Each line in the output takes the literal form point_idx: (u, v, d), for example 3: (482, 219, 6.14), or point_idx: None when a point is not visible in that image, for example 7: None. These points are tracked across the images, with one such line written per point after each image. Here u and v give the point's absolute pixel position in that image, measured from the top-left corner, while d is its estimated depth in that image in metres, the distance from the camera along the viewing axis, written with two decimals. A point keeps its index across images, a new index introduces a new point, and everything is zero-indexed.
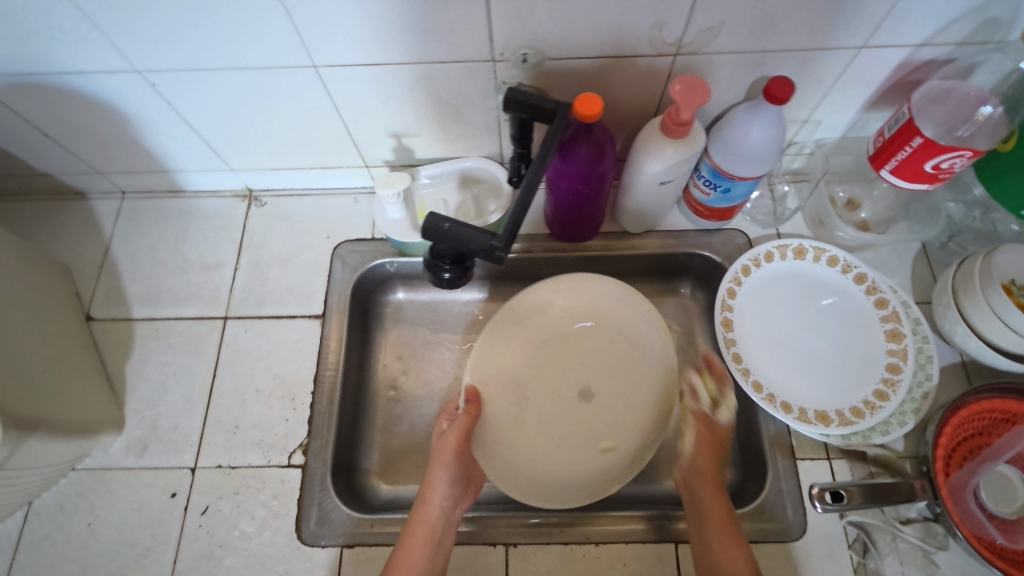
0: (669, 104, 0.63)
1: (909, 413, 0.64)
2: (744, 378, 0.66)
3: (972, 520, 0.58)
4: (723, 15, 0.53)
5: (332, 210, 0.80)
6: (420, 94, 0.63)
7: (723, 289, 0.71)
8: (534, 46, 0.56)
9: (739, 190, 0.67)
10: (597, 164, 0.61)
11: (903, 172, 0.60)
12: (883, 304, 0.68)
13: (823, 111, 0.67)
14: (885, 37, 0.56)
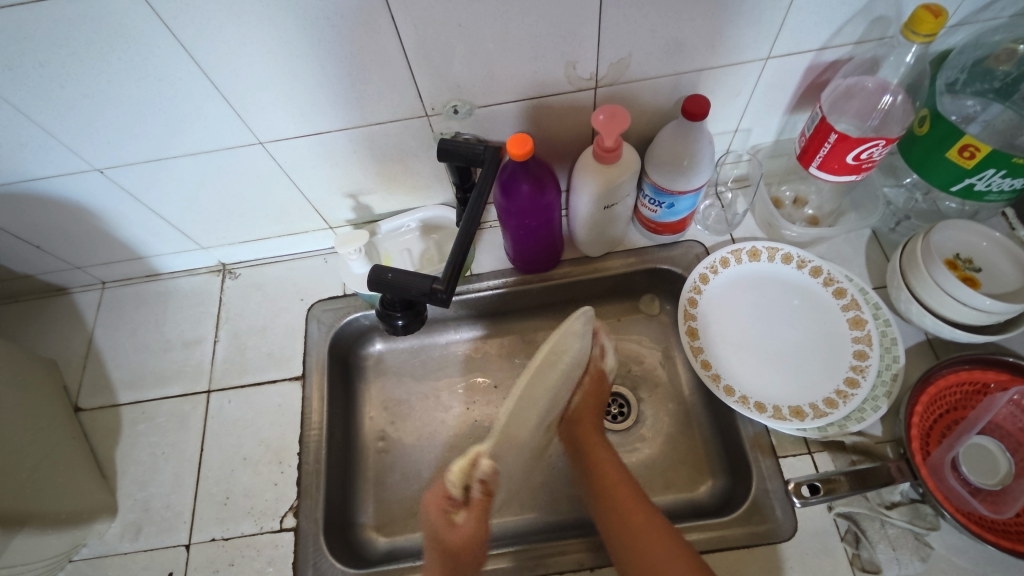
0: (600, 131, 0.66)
1: (881, 396, 0.64)
2: (715, 385, 0.67)
3: (961, 496, 0.58)
4: (628, 47, 0.57)
5: (304, 274, 0.83)
6: (366, 154, 0.67)
7: (683, 298, 0.72)
8: (462, 98, 0.60)
9: (682, 205, 0.70)
10: (540, 198, 0.64)
11: (828, 167, 0.62)
12: (842, 293, 0.70)
13: (749, 120, 0.70)
14: (786, 46, 0.59)
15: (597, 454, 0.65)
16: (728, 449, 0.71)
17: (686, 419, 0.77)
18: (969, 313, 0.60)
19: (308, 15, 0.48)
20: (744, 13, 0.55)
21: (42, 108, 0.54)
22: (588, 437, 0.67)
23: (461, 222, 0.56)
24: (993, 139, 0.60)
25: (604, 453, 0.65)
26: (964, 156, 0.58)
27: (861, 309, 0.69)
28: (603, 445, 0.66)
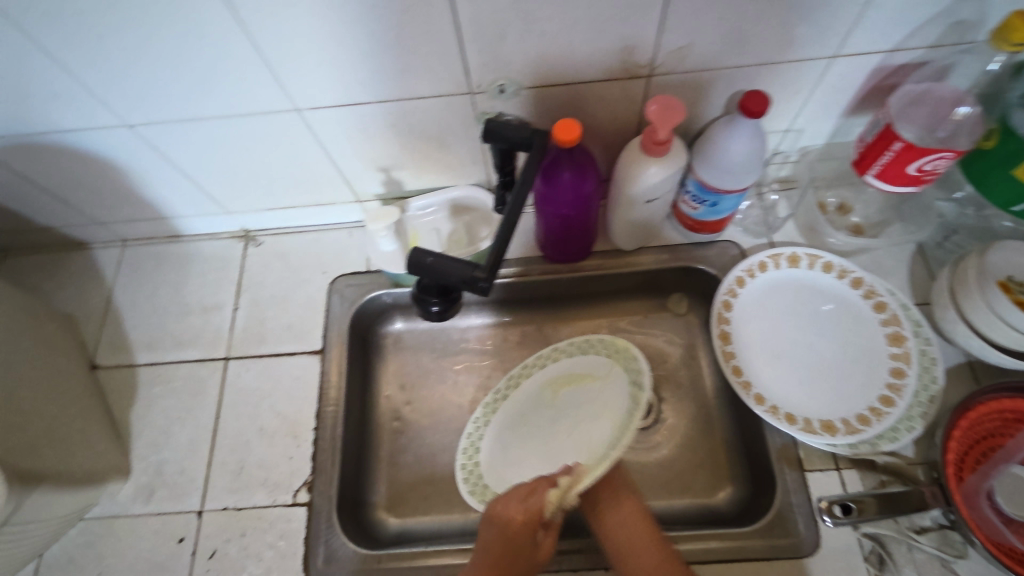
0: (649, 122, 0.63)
1: (917, 417, 0.62)
2: (745, 393, 0.65)
3: (994, 526, 0.56)
4: (691, 34, 0.54)
5: (328, 246, 0.81)
6: (404, 128, 0.65)
7: (718, 301, 0.70)
8: (510, 76, 0.58)
9: (726, 205, 0.67)
10: (581, 187, 0.62)
11: (887, 176, 0.59)
12: (882, 308, 0.68)
13: (804, 120, 0.67)
14: (856, 44, 0.56)
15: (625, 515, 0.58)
16: (750, 458, 0.70)
17: (707, 423, 0.75)
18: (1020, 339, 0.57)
19: None
20: (819, 6, 0.51)
21: (75, 57, 0.52)
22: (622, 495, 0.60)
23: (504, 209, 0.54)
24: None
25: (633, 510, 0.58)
26: None
27: (902, 326, 0.67)
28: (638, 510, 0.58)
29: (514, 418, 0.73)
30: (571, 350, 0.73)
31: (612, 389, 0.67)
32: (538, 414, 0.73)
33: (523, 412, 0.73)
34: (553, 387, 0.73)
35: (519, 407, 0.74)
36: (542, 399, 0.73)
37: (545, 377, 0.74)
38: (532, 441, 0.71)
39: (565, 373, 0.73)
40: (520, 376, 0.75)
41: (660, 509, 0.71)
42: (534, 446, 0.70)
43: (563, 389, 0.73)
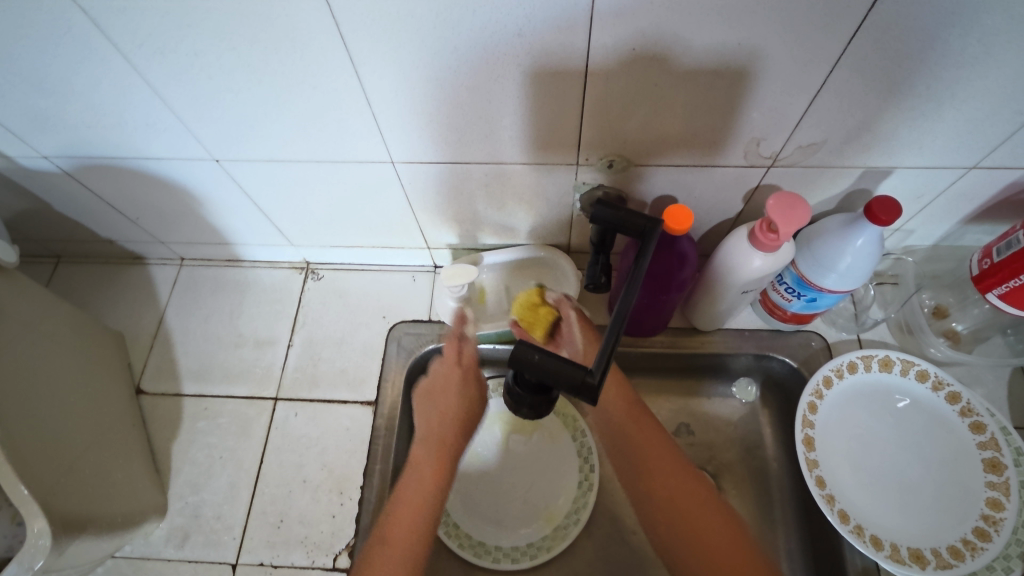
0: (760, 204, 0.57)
1: (1016, 558, 0.56)
2: (829, 507, 0.61)
3: None
4: (825, 132, 0.51)
5: (390, 290, 0.78)
6: (495, 189, 0.62)
7: (804, 403, 0.66)
8: (622, 153, 0.55)
9: (825, 301, 0.63)
10: (677, 272, 0.59)
11: (1013, 299, 0.55)
12: (980, 428, 0.62)
13: (916, 222, 0.63)
14: (999, 159, 0.52)
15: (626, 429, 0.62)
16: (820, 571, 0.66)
17: (773, 524, 0.70)
18: None
19: (496, 48, 0.43)
20: (967, 123, 0.49)
21: (181, 96, 0.50)
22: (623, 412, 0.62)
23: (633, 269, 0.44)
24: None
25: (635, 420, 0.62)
26: None
27: (1001, 451, 0.61)
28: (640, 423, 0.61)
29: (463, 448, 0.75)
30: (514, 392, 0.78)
31: (562, 454, 0.75)
32: (485, 448, 0.75)
33: (467, 444, 0.75)
34: (502, 425, 0.77)
35: (465, 436, 0.75)
36: (487, 434, 0.76)
37: (486, 411, 0.77)
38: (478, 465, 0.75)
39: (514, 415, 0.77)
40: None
41: None
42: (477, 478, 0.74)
43: (511, 429, 0.77)
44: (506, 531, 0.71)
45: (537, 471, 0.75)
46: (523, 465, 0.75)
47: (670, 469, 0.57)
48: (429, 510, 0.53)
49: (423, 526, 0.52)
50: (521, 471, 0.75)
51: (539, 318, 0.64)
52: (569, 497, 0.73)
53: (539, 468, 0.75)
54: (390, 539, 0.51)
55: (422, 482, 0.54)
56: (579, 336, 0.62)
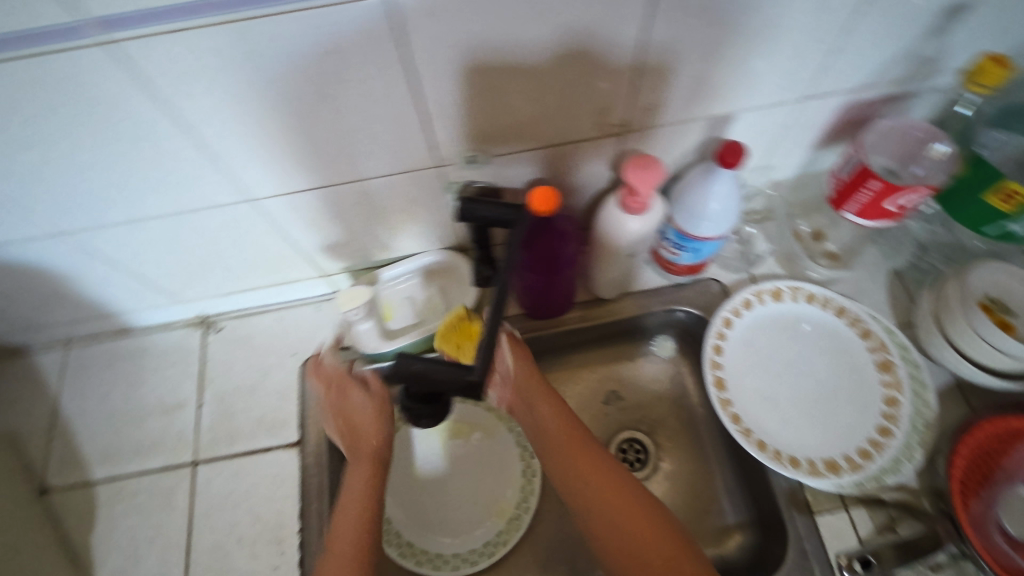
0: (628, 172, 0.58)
1: (916, 445, 0.62)
2: (746, 440, 0.64)
3: (1009, 555, 0.56)
4: (661, 92, 0.52)
5: (295, 325, 0.76)
6: (367, 205, 0.61)
7: (708, 347, 0.69)
8: (479, 148, 0.55)
9: (706, 249, 0.66)
10: (561, 250, 0.60)
11: (865, 213, 0.59)
12: (869, 334, 0.68)
13: (773, 158, 0.67)
14: (821, 88, 0.56)
15: (557, 454, 0.60)
16: (752, 497, 0.69)
17: (705, 466, 0.74)
18: (1005, 360, 0.59)
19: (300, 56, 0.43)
20: (784, 59, 0.52)
21: None
22: (551, 439, 0.61)
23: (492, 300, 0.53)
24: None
25: (563, 440, 0.60)
26: (1004, 200, 0.56)
27: (889, 352, 0.67)
28: (573, 443, 0.60)
29: (403, 465, 0.76)
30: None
31: (500, 448, 0.78)
32: (425, 460, 0.77)
33: (406, 460, 0.76)
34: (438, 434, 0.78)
35: (403, 453, 0.77)
36: (424, 445, 0.77)
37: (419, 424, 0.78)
38: (422, 477, 0.76)
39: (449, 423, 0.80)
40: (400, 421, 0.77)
41: None
42: (423, 491, 0.75)
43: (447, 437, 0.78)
44: (461, 536, 0.72)
45: (480, 471, 0.76)
46: (467, 468, 0.77)
47: (606, 488, 0.55)
48: (371, 501, 0.53)
49: (369, 518, 0.52)
50: (466, 474, 0.76)
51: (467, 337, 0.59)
52: (518, 487, 0.75)
53: (483, 467, 0.77)
54: (336, 539, 0.50)
55: (360, 478, 0.56)
56: (511, 358, 0.65)
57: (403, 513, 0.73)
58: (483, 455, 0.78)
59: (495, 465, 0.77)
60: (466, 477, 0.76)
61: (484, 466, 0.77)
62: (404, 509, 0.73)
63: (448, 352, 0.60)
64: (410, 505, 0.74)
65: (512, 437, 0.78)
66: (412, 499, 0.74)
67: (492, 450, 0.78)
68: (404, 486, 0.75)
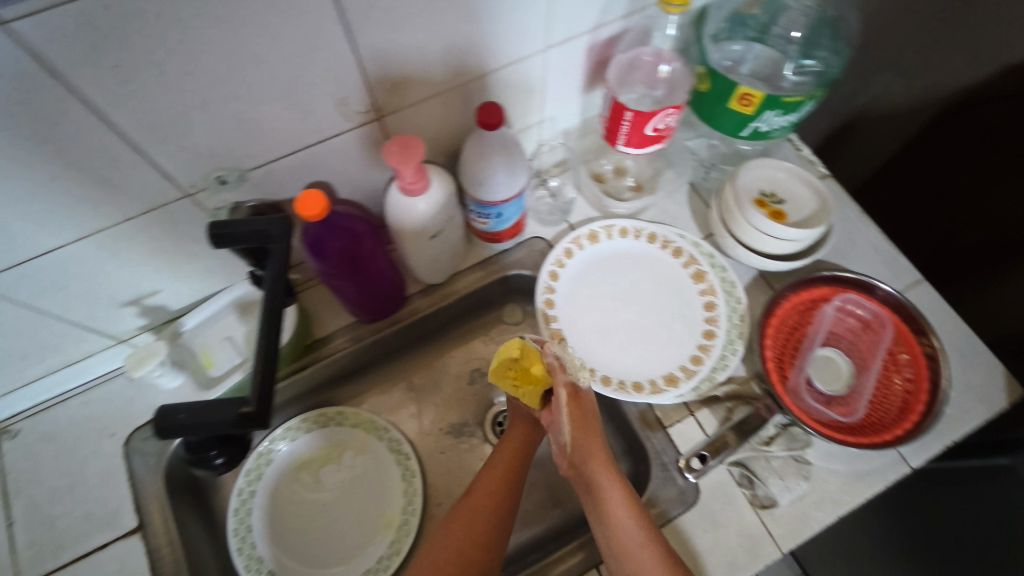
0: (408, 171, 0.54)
1: (737, 338, 0.69)
2: (592, 379, 0.67)
3: (817, 412, 0.63)
4: (399, 69, 0.51)
5: (107, 402, 0.68)
6: (129, 255, 0.55)
7: (539, 303, 0.71)
8: (226, 166, 0.51)
9: (510, 211, 0.67)
10: (357, 249, 0.59)
11: (634, 143, 0.63)
12: (679, 252, 0.74)
13: (550, 109, 0.69)
14: (560, 34, 0.58)
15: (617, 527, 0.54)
16: (619, 429, 0.71)
17: None
18: (783, 244, 0.66)
19: None
20: (509, 13, 0.52)
21: None
22: (613, 505, 0.54)
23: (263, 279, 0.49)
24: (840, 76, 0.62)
25: (631, 515, 0.54)
26: (744, 104, 0.62)
27: (699, 263, 0.73)
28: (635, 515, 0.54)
29: (274, 509, 0.71)
30: (311, 427, 0.75)
31: (375, 461, 0.74)
32: (299, 496, 0.72)
33: (277, 502, 0.71)
34: (307, 466, 0.74)
35: (273, 496, 0.71)
36: (296, 481, 0.73)
37: (285, 461, 0.73)
38: (300, 513, 0.71)
39: (315, 450, 0.74)
40: (262, 465, 0.72)
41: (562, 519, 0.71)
42: (303, 527, 0.71)
43: (317, 465, 0.74)
44: (352, 561, 0.69)
45: (360, 489, 0.73)
46: (345, 490, 0.73)
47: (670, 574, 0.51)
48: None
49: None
50: (346, 496, 0.73)
51: (523, 380, 0.59)
52: (401, 492, 0.72)
53: (362, 484, 0.73)
54: None
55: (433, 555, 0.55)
56: (568, 421, 0.58)
57: (287, 556, 0.69)
58: (359, 472, 0.74)
59: (373, 478, 0.74)
60: (347, 500, 0.73)
61: (362, 483, 0.73)
62: (287, 553, 0.69)
63: (509, 390, 0.61)
64: (293, 547, 0.69)
65: (385, 445, 0.74)
66: (293, 539, 0.70)
67: (368, 464, 0.74)
68: (279, 530, 0.70)
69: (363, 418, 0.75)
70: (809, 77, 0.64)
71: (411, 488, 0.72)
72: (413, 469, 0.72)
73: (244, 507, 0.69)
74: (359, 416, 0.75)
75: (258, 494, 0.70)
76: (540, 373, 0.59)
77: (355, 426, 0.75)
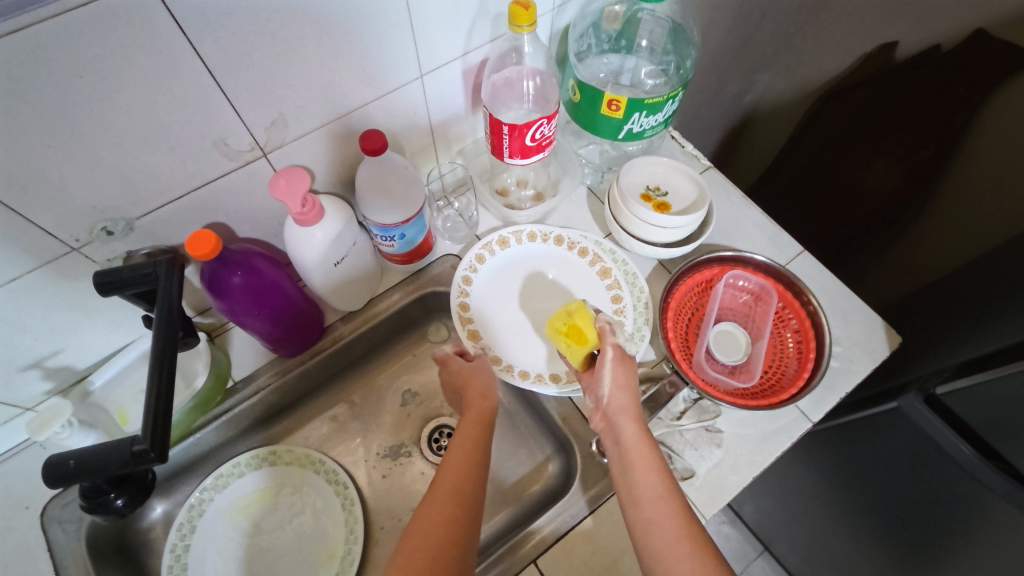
0: (301, 201, 0.56)
1: (643, 324, 0.73)
2: (511, 374, 0.70)
3: (723, 382, 0.67)
4: (274, 108, 0.53)
5: (20, 474, 0.66)
6: (21, 318, 0.54)
7: (454, 306, 0.73)
8: (110, 216, 0.52)
9: (413, 231, 0.69)
10: (260, 282, 0.60)
11: (517, 154, 0.67)
12: (585, 252, 0.78)
13: (441, 130, 0.73)
14: (432, 61, 0.62)
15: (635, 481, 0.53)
16: (549, 429, 0.74)
17: (508, 422, 0.78)
18: (669, 232, 0.71)
19: None
20: (375, 47, 0.55)
21: None
22: (637, 459, 0.54)
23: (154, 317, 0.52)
24: (692, 75, 0.72)
25: (652, 471, 0.53)
26: (614, 108, 0.67)
27: (604, 260, 0.77)
28: (653, 467, 0.53)
29: (211, 560, 0.69)
30: (244, 470, 0.74)
31: (314, 495, 0.74)
32: (238, 543, 0.70)
33: (214, 553, 0.69)
34: (243, 511, 0.72)
35: (208, 548, 0.69)
36: (233, 529, 0.71)
37: (220, 509, 0.72)
38: (240, 561, 0.70)
39: (250, 494, 0.73)
40: (195, 517, 0.70)
41: (505, 522, 0.72)
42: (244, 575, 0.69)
43: (254, 508, 0.73)
44: None
45: (299, 526, 0.72)
46: (284, 529, 0.72)
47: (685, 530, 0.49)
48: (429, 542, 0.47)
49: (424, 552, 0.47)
50: (287, 536, 0.72)
51: (577, 342, 0.61)
52: (341, 523, 0.72)
53: (302, 522, 0.72)
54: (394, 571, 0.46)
55: (430, 510, 0.50)
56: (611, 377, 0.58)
57: None
58: (298, 509, 0.73)
59: (314, 512, 0.73)
60: (287, 539, 0.71)
61: (303, 520, 0.72)
62: None
63: (560, 345, 0.63)
64: None
65: (322, 477, 0.74)
66: None
67: (308, 499, 0.74)
68: None
69: (297, 454, 0.75)
70: (667, 78, 0.74)
71: (351, 517, 0.71)
72: (351, 498, 0.72)
73: (179, 563, 0.67)
74: (292, 454, 0.75)
75: (193, 547, 0.69)
76: (590, 336, 0.61)
77: (290, 464, 0.75)
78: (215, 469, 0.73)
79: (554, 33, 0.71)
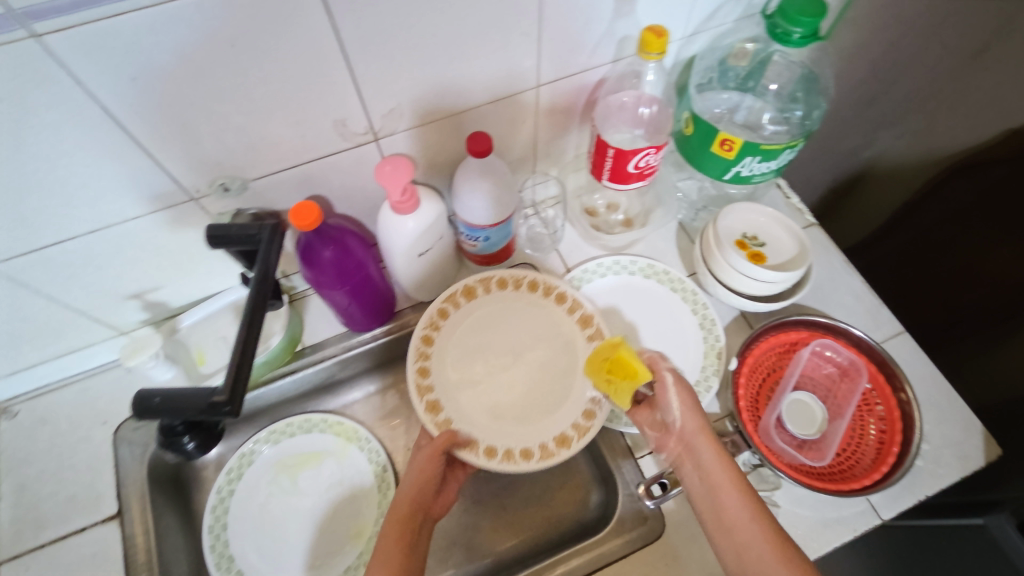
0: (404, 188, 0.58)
1: (712, 375, 0.69)
2: (477, 453, 0.62)
3: (789, 455, 0.63)
4: (395, 98, 0.55)
5: (104, 390, 0.72)
6: (135, 252, 0.59)
7: (411, 373, 0.65)
8: (229, 174, 0.55)
9: (498, 235, 0.69)
10: (348, 260, 0.62)
11: (616, 178, 0.66)
12: (564, 298, 0.70)
13: (544, 141, 0.73)
14: (550, 73, 0.62)
15: (740, 534, 0.52)
16: (594, 459, 0.72)
17: None
18: (760, 285, 0.67)
19: None
20: (498, 53, 0.56)
21: None
22: (721, 491, 0.54)
23: (252, 277, 0.55)
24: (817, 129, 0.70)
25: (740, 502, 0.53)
26: (726, 149, 0.64)
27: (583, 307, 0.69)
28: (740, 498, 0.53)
29: (250, 510, 0.72)
30: (294, 431, 0.76)
31: (353, 470, 0.75)
32: (275, 500, 0.73)
33: (253, 503, 0.72)
34: (286, 470, 0.75)
35: (249, 497, 0.72)
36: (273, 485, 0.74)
37: (266, 463, 0.75)
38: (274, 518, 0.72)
39: (296, 455, 0.76)
40: (243, 465, 0.74)
41: (531, 543, 0.71)
42: (275, 532, 0.71)
43: (296, 470, 0.75)
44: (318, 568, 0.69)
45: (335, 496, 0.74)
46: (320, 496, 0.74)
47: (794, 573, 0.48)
48: None
49: None
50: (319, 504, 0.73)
51: (624, 373, 0.60)
52: (374, 504, 0.73)
53: (338, 493, 0.74)
54: None
55: None
56: (677, 406, 0.58)
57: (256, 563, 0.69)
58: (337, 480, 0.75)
59: (350, 487, 0.74)
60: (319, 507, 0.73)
61: (338, 492, 0.74)
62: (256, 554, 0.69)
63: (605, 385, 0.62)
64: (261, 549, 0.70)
65: (365, 454, 0.76)
66: (264, 541, 0.70)
67: (347, 473, 0.75)
68: (255, 531, 0.71)
69: (346, 427, 0.77)
70: (789, 126, 0.72)
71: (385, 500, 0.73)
72: (389, 481, 0.73)
73: (222, 507, 0.71)
74: (342, 426, 0.77)
75: (236, 494, 0.72)
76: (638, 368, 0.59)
77: (337, 435, 0.77)
78: (270, 424, 0.77)
79: (678, 60, 0.68)
